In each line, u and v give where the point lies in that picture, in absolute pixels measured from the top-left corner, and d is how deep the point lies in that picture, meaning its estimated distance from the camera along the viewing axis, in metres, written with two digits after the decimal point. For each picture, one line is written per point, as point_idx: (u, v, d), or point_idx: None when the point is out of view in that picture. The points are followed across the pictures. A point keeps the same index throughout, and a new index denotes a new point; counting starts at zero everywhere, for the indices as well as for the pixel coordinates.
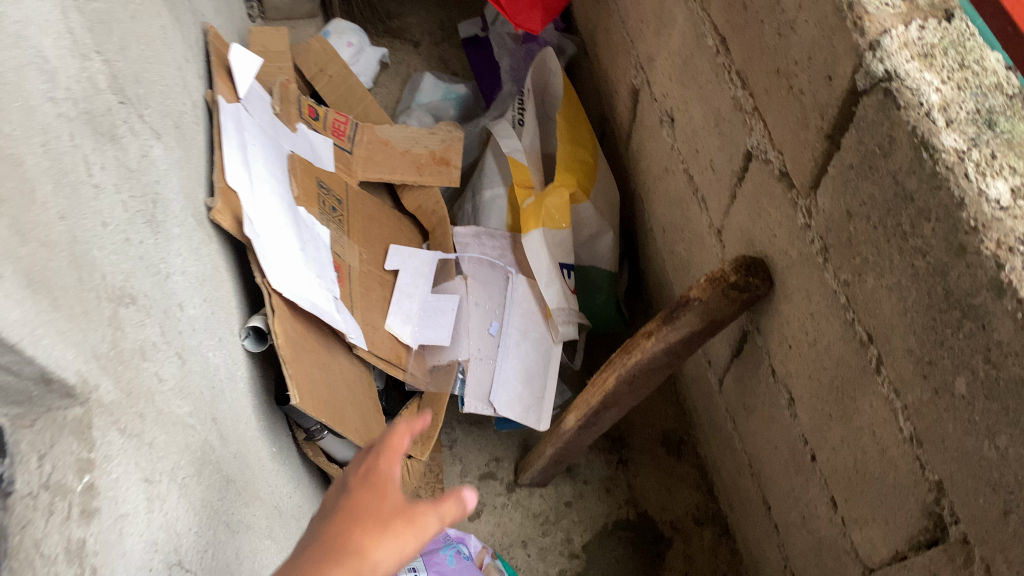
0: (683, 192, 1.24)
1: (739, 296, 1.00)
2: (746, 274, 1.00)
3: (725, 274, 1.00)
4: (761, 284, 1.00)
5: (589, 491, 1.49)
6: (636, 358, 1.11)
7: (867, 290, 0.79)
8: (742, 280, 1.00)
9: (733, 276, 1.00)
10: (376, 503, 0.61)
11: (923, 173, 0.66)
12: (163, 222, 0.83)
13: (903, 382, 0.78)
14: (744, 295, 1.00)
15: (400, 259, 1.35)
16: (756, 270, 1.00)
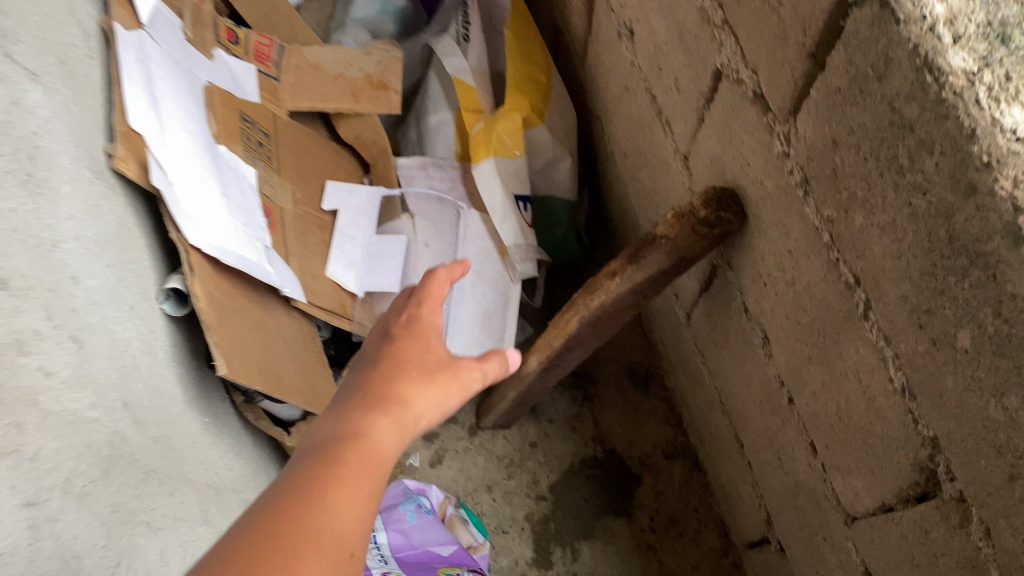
0: (645, 113, 1.13)
1: (712, 233, 0.91)
2: (719, 209, 0.90)
3: (693, 213, 0.91)
4: (733, 219, 0.90)
5: (554, 431, 1.43)
6: (600, 300, 1.03)
7: (856, 229, 0.71)
8: (714, 217, 0.90)
9: (703, 214, 0.91)
10: (426, 354, 0.79)
11: (926, 100, 0.57)
12: (45, 182, 0.71)
13: (895, 330, 0.70)
14: (718, 231, 0.91)
15: (339, 198, 1.23)
16: (729, 202, 0.91)
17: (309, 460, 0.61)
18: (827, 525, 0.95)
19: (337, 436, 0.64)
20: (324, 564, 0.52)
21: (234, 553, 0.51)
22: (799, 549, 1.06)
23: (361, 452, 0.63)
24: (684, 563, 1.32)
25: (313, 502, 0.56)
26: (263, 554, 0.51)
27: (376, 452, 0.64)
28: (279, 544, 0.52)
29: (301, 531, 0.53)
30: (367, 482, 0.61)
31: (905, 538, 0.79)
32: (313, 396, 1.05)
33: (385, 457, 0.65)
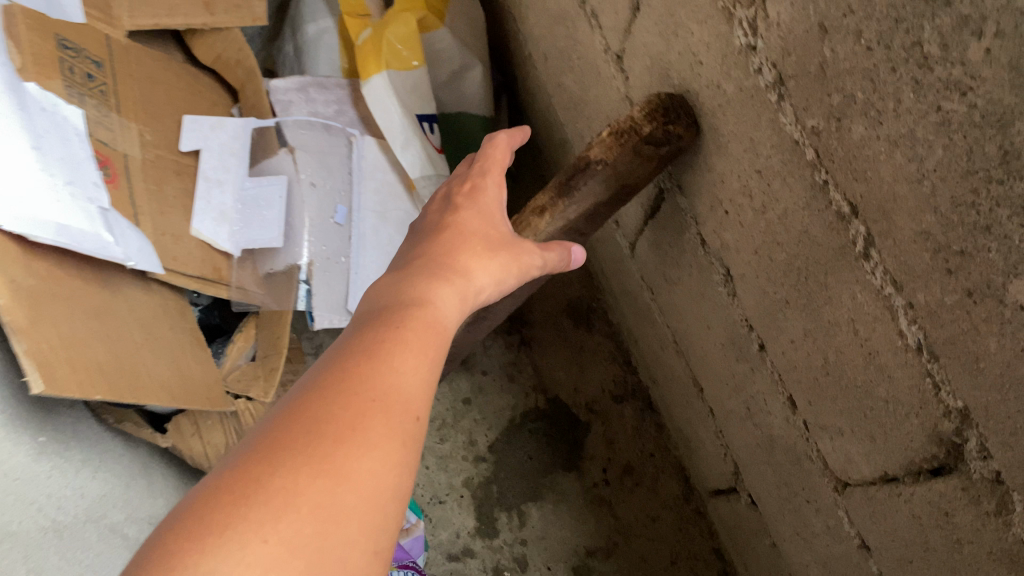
0: (566, 5, 0.93)
1: (660, 153, 0.73)
2: (664, 121, 0.72)
3: (632, 133, 0.72)
4: (685, 129, 0.72)
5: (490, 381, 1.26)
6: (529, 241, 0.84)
7: (854, 144, 0.53)
8: (660, 133, 0.72)
9: (642, 133, 0.72)
10: (489, 225, 0.72)
11: None
12: None
13: (908, 274, 0.53)
14: (665, 150, 0.73)
15: (198, 134, 1.01)
16: (678, 112, 0.72)
17: (369, 322, 0.55)
18: (811, 487, 0.81)
19: (397, 296, 0.58)
20: (398, 421, 0.47)
21: (299, 410, 0.46)
22: (775, 506, 0.93)
23: (427, 310, 0.56)
24: (643, 516, 1.18)
25: (382, 356, 0.50)
26: (333, 408, 0.46)
27: (443, 313, 0.58)
28: (345, 400, 0.46)
29: (373, 383, 0.48)
30: (435, 343, 0.55)
31: (916, 516, 0.65)
32: (184, 389, 0.85)
33: (449, 319, 0.59)
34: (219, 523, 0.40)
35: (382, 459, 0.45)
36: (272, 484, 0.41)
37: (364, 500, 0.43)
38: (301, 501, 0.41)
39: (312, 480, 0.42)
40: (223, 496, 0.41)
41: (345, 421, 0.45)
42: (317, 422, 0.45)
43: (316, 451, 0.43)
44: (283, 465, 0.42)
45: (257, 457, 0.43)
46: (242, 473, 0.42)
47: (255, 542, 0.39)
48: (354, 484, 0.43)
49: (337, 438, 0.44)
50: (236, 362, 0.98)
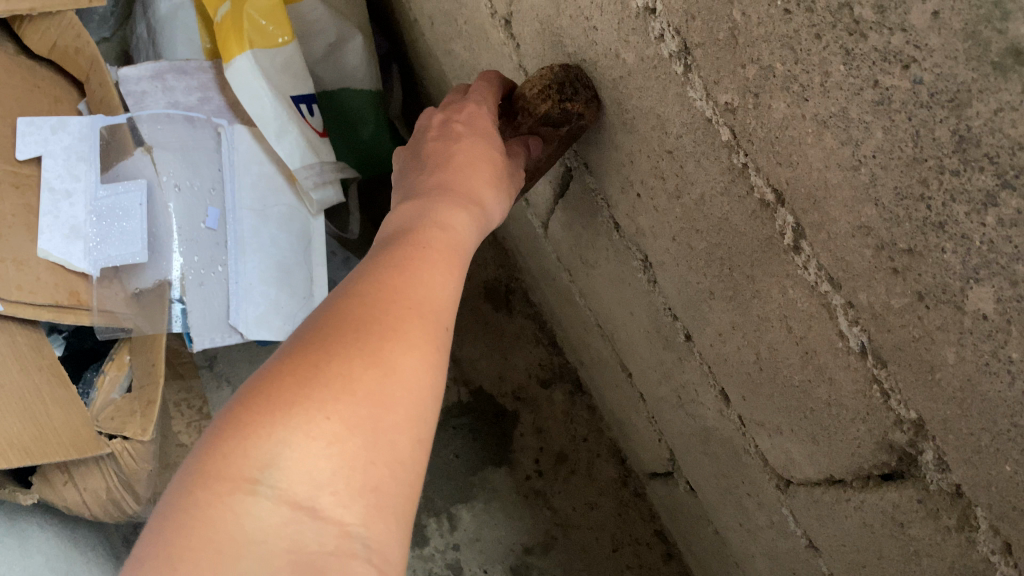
0: None
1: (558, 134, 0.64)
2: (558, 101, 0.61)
3: (521, 116, 0.64)
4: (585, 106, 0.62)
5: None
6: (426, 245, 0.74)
7: (775, 125, 0.45)
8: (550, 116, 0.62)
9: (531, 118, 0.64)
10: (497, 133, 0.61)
11: None
12: None
13: (848, 273, 0.46)
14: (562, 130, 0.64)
15: (38, 139, 0.86)
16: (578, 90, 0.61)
17: (396, 228, 0.52)
18: (751, 482, 0.75)
19: (423, 203, 0.54)
20: (438, 323, 0.45)
21: (345, 303, 0.43)
22: (715, 496, 0.86)
23: (455, 216, 0.53)
24: (580, 504, 1.12)
25: (418, 258, 0.47)
26: (380, 303, 0.44)
27: (470, 224, 0.55)
28: (389, 298, 0.44)
29: (414, 283, 0.46)
30: (463, 253, 0.52)
31: (868, 523, 0.58)
32: (43, 438, 0.75)
33: (473, 233, 0.55)
34: (283, 398, 0.38)
35: (427, 355, 0.43)
36: (329, 369, 0.40)
37: (415, 390, 0.42)
38: (360, 385, 0.40)
39: (367, 366, 0.40)
40: (281, 376, 0.39)
41: (389, 316, 0.43)
42: (365, 314, 0.43)
43: (369, 342, 0.41)
44: (337, 349, 0.41)
45: (309, 343, 0.41)
46: (300, 355, 0.40)
47: (321, 418, 0.38)
48: (405, 375, 0.42)
49: (387, 332, 0.42)
50: (110, 395, 0.86)
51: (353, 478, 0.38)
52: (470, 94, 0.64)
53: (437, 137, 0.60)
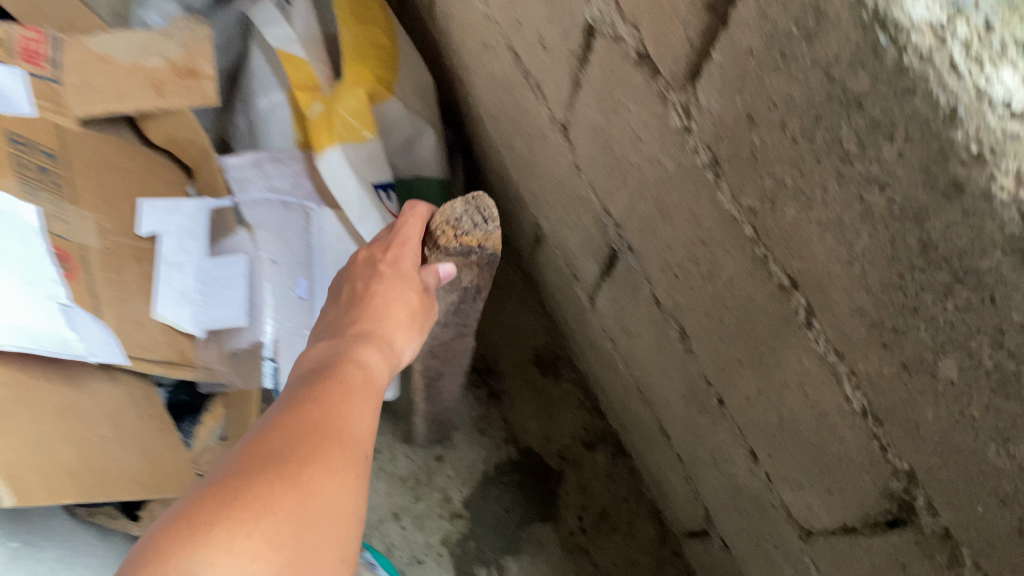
0: (510, 74, 0.95)
1: (470, 259, 0.83)
2: (458, 234, 0.81)
3: (429, 251, 0.85)
4: (489, 234, 0.81)
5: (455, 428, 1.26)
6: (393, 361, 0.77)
7: (787, 225, 0.56)
8: (460, 247, 0.82)
9: (442, 252, 0.83)
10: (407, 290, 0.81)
11: (882, 69, 0.41)
12: None
13: (849, 346, 0.56)
14: (476, 256, 0.83)
15: (156, 218, 1.03)
16: (481, 219, 0.80)
17: (307, 387, 0.67)
18: (777, 534, 0.83)
19: (329, 369, 0.70)
20: (348, 460, 0.59)
21: (261, 448, 0.57)
22: (746, 550, 0.94)
23: (352, 377, 0.69)
24: (622, 561, 1.20)
25: (329, 411, 0.63)
26: (292, 447, 0.57)
27: (362, 380, 0.70)
28: (303, 442, 0.58)
29: (323, 430, 0.60)
30: (367, 404, 0.68)
31: (877, 566, 0.67)
32: (156, 476, 0.86)
33: (374, 385, 0.72)
34: (210, 523, 0.49)
35: (338, 484, 0.57)
36: (251, 495, 0.52)
37: (324, 512, 0.54)
38: (279, 507, 0.52)
39: (285, 492, 0.53)
40: (207, 505, 0.51)
41: (301, 455, 0.57)
42: (280, 455, 0.56)
43: (286, 474, 0.55)
44: (257, 480, 0.53)
45: (234, 479, 0.53)
46: (222, 488, 0.52)
47: (242, 536, 0.49)
48: (318, 500, 0.54)
49: (300, 470, 0.55)
50: (206, 442, 0.99)
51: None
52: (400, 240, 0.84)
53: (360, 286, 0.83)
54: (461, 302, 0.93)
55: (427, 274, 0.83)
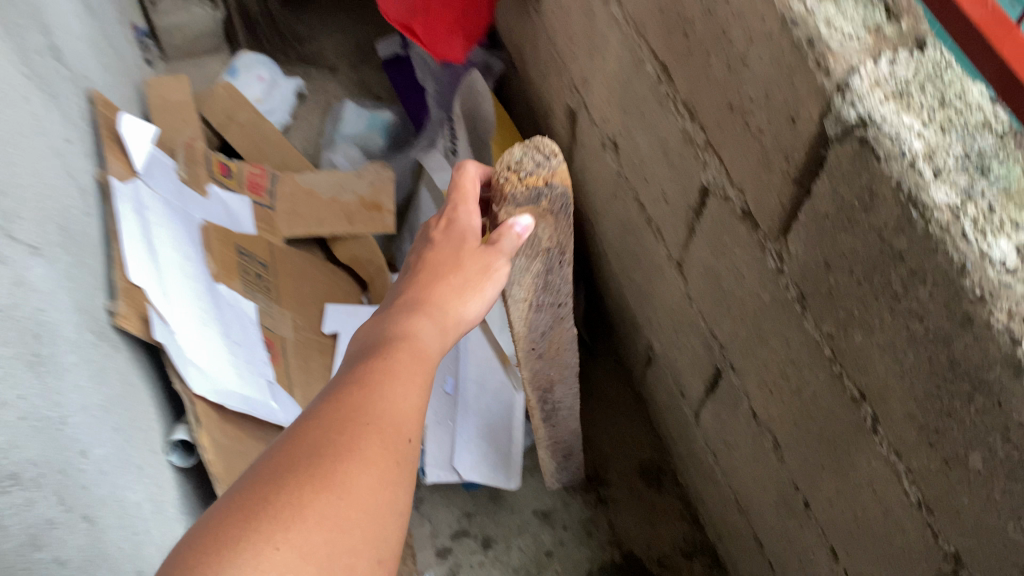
0: (636, 220, 1.15)
1: (540, 203, 0.82)
2: (521, 176, 0.80)
3: (498, 208, 0.82)
4: (554, 169, 0.81)
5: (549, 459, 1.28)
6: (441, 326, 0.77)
7: (855, 347, 0.72)
8: (532, 194, 0.81)
9: (510, 207, 0.82)
10: (457, 258, 0.82)
11: (914, 234, 0.58)
12: (52, 356, 0.72)
13: (905, 446, 0.70)
14: (545, 201, 0.82)
15: (339, 319, 1.26)
16: (543, 157, 0.81)
17: (353, 371, 0.67)
18: None
19: (378, 351, 0.70)
20: (389, 449, 0.60)
21: (297, 445, 0.57)
22: None
23: (400, 355, 0.70)
24: None
25: (371, 396, 0.63)
26: (328, 442, 0.57)
27: (410, 357, 0.70)
28: (342, 432, 0.59)
29: (362, 418, 0.60)
30: (412, 382, 0.68)
31: None
32: None
33: (426, 354, 0.73)
34: (238, 538, 0.49)
35: (376, 475, 0.57)
36: (279, 504, 0.52)
37: (361, 507, 0.55)
38: (310, 513, 0.52)
39: (316, 497, 0.53)
40: (239, 514, 0.51)
41: (338, 448, 0.57)
42: (315, 452, 0.56)
43: (319, 473, 0.54)
44: (288, 484, 0.53)
45: (264, 487, 0.53)
46: (254, 494, 0.53)
47: (271, 548, 0.49)
48: (350, 498, 0.54)
49: (332, 469, 0.55)
50: None
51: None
52: (458, 200, 0.85)
53: (416, 267, 0.83)
54: (546, 268, 0.92)
55: (480, 255, 0.81)
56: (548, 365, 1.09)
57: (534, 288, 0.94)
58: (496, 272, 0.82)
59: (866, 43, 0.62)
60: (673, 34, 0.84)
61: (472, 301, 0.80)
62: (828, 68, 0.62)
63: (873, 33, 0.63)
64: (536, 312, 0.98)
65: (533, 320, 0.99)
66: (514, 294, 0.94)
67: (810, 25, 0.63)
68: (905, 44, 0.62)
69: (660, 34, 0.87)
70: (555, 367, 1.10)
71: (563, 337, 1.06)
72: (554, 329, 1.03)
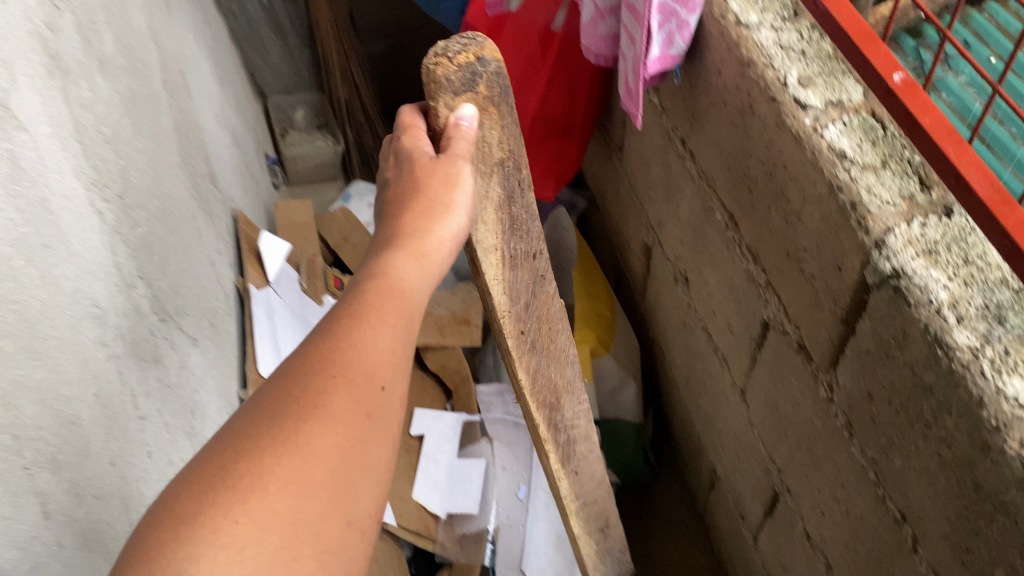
0: (703, 349, 1.26)
1: (477, 88, 0.72)
2: (450, 55, 0.69)
3: (433, 106, 0.72)
4: (483, 41, 0.71)
5: (578, 522, 1.18)
6: (414, 256, 0.69)
7: (895, 471, 0.80)
8: (466, 75, 0.71)
9: (446, 98, 0.71)
10: (421, 185, 0.71)
11: (940, 369, 0.68)
12: (201, 429, 0.86)
13: (941, 564, 0.77)
14: (482, 86, 0.72)
15: (424, 422, 1.39)
16: (469, 36, 0.71)
17: (320, 325, 0.61)
18: None
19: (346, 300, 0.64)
20: (358, 407, 0.56)
21: (256, 411, 0.54)
22: None
23: (366, 302, 0.63)
24: None
25: (335, 349, 0.58)
26: (286, 407, 0.54)
27: (378, 301, 0.64)
28: (303, 391, 0.55)
29: (322, 375, 0.56)
30: (381, 328, 0.62)
31: None
32: None
33: (398, 294, 0.65)
34: (195, 511, 0.47)
35: (340, 437, 0.54)
36: (239, 473, 0.50)
37: (327, 472, 0.53)
38: (268, 483, 0.50)
39: (275, 463, 0.51)
40: (195, 487, 0.49)
41: (298, 412, 0.54)
42: (275, 418, 0.53)
43: (277, 439, 0.52)
44: (245, 455, 0.51)
45: (224, 455, 0.51)
46: (211, 464, 0.50)
47: (230, 522, 0.48)
48: (314, 461, 0.52)
49: (294, 431, 0.53)
50: None
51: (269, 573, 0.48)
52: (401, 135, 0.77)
53: (386, 202, 0.74)
54: (508, 196, 0.82)
55: (438, 167, 0.72)
56: (548, 367, 1.00)
57: (502, 228, 0.83)
58: (464, 186, 0.72)
59: (901, 207, 0.75)
60: (740, 189, 0.97)
61: (450, 228, 0.72)
62: (868, 226, 0.74)
63: (908, 200, 0.75)
64: (512, 272, 0.88)
65: (513, 286, 0.89)
66: (482, 239, 0.82)
67: (853, 191, 0.76)
68: (934, 210, 0.74)
69: (728, 188, 1.00)
70: (558, 375, 1.02)
71: (551, 313, 0.96)
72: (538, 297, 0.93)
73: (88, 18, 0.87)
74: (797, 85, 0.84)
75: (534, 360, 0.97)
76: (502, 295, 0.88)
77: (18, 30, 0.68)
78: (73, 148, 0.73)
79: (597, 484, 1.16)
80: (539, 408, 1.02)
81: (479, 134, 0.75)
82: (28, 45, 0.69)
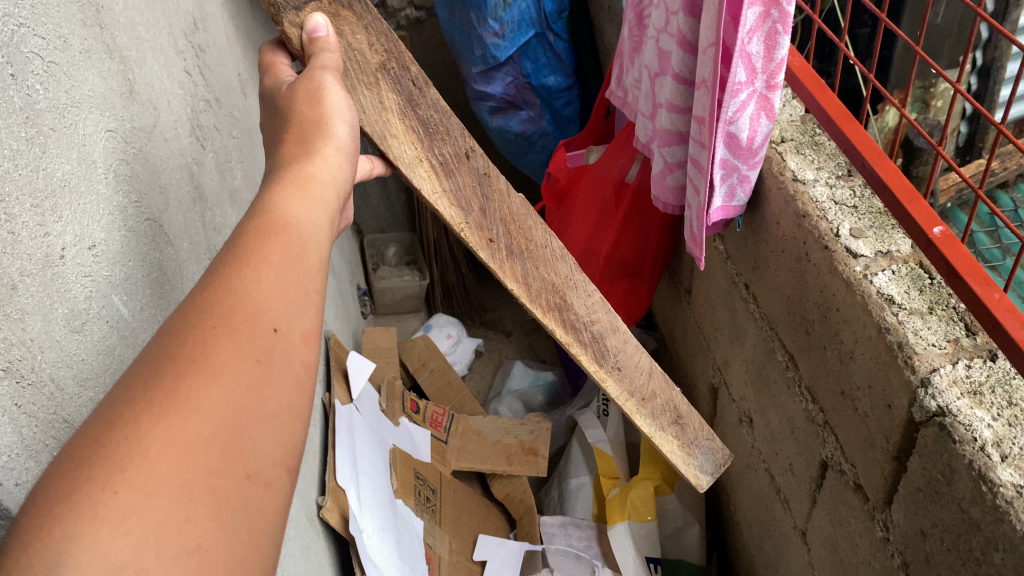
0: (767, 491, 1.27)
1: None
2: None
3: (282, 29, 0.77)
4: None
5: (643, 421, 1.07)
6: (298, 185, 0.59)
7: None
8: None
9: (291, 16, 0.76)
10: (305, 126, 0.66)
11: (985, 504, 0.71)
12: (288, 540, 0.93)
13: None
14: None
15: (488, 548, 1.42)
16: None
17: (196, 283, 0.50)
18: None
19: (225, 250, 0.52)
20: (255, 353, 0.46)
21: (131, 374, 0.44)
22: None
23: (253, 245, 0.52)
24: None
25: (216, 296, 0.48)
26: (167, 363, 0.44)
27: (258, 234, 0.53)
28: (183, 344, 0.45)
29: (209, 324, 0.46)
30: (272, 265, 0.51)
31: None
32: None
33: (290, 224, 0.55)
34: (70, 490, 0.38)
35: (234, 387, 0.44)
36: (112, 440, 0.40)
37: (216, 425, 0.42)
38: (148, 445, 0.40)
39: (153, 423, 0.41)
40: (66, 465, 0.39)
41: (177, 367, 0.43)
42: (150, 380, 0.43)
43: (156, 397, 0.42)
44: (118, 419, 0.41)
45: (96, 427, 0.41)
46: (83, 437, 0.40)
47: (110, 493, 0.38)
48: (200, 416, 0.42)
49: (175, 384, 0.43)
50: None
51: (161, 547, 0.37)
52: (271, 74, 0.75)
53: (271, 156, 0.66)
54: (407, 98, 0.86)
55: (299, 89, 0.69)
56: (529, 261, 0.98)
57: (419, 136, 0.88)
58: (333, 99, 0.69)
59: (945, 349, 0.80)
60: (798, 330, 1.03)
61: (331, 152, 0.64)
62: (914, 365, 0.79)
63: (953, 343, 0.80)
64: (449, 177, 0.91)
65: (456, 193, 0.92)
66: (401, 154, 0.87)
67: (900, 332, 0.81)
68: (979, 354, 0.79)
69: (789, 331, 1.06)
70: (552, 272, 1.00)
71: (513, 210, 0.96)
72: (490, 200, 0.94)
73: (226, 156, 1.02)
74: (849, 236, 0.91)
75: (517, 265, 0.97)
76: (449, 206, 0.91)
77: (173, 162, 0.81)
78: (203, 262, 0.85)
79: (647, 375, 1.07)
80: (546, 312, 1.00)
81: (343, 41, 0.81)
82: (179, 176, 0.82)
